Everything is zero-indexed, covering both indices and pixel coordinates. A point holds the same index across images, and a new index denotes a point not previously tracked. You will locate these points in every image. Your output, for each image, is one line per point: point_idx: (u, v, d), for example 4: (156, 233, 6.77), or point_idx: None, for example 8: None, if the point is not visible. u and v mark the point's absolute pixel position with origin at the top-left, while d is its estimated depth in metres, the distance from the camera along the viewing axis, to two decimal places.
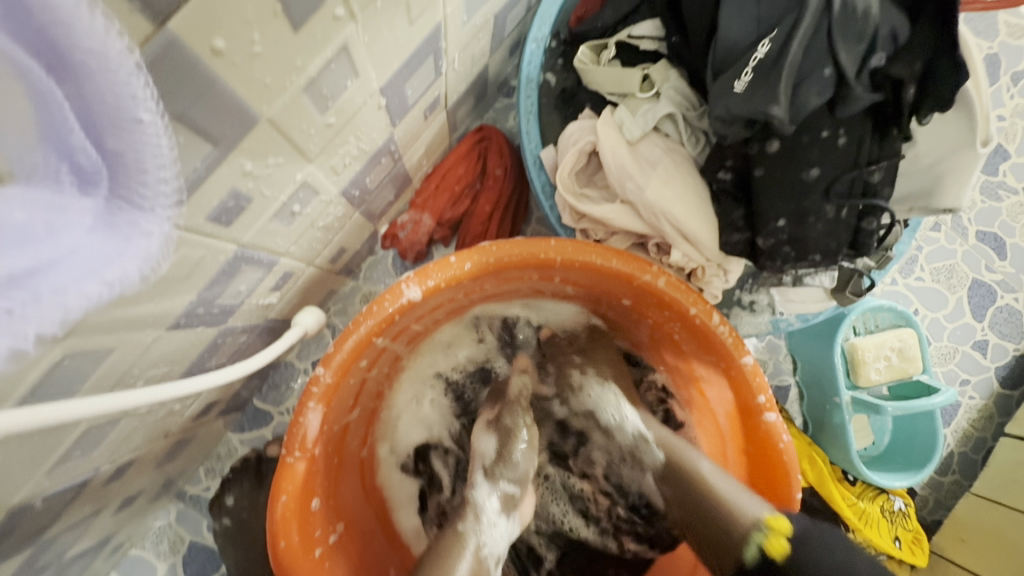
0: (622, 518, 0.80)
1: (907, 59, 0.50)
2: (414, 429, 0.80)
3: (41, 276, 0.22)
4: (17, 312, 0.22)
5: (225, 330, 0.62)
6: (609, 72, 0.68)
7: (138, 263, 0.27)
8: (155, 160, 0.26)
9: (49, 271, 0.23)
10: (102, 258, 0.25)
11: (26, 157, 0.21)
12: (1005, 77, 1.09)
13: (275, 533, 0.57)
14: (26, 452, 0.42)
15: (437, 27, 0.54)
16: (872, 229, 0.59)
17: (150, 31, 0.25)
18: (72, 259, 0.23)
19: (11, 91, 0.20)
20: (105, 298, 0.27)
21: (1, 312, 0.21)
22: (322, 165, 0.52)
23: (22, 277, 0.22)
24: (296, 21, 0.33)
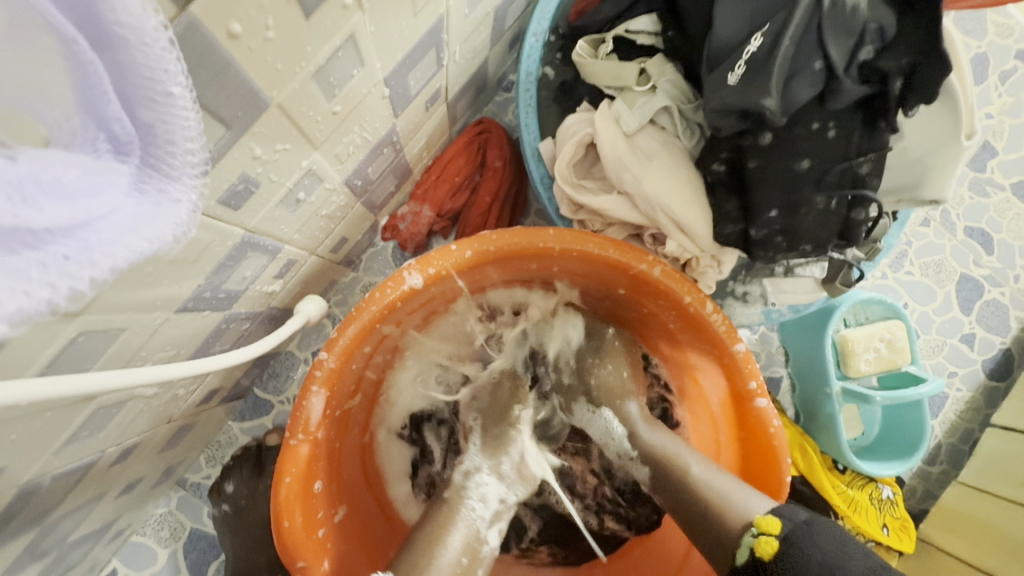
0: (608, 496, 0.81)
1: (894, 53, 0.51)
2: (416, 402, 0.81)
3: (78, 231, 0.24)
4: (69, 259, 0.24)
5: (230, 316, 0.63)
6: (606, 66, 0.69)
7: (167, 226, 0.29)
8: (182, 132, 0.27)
9: (89, 227, 0.24)
10: (133, 220, 0.27)
11: (68, 125, 0.22)
12: (993, 76, 1.12)
13: (279, 513, 0.58)
14: (39, 427, 0.44)
15: (440, 18, 0.55)
16: (861, 219, 0.62)
17: (176, 11, 0.26)
18: (110, 217, 0.25)
19: (53, 58, 0.21)
20: (144, 252, 0.29)
21: (53, 258, 0.23)
22: (327, 153, 0.54)
23: (63, 233, 0.23)
24: (307, 9, 0.35)
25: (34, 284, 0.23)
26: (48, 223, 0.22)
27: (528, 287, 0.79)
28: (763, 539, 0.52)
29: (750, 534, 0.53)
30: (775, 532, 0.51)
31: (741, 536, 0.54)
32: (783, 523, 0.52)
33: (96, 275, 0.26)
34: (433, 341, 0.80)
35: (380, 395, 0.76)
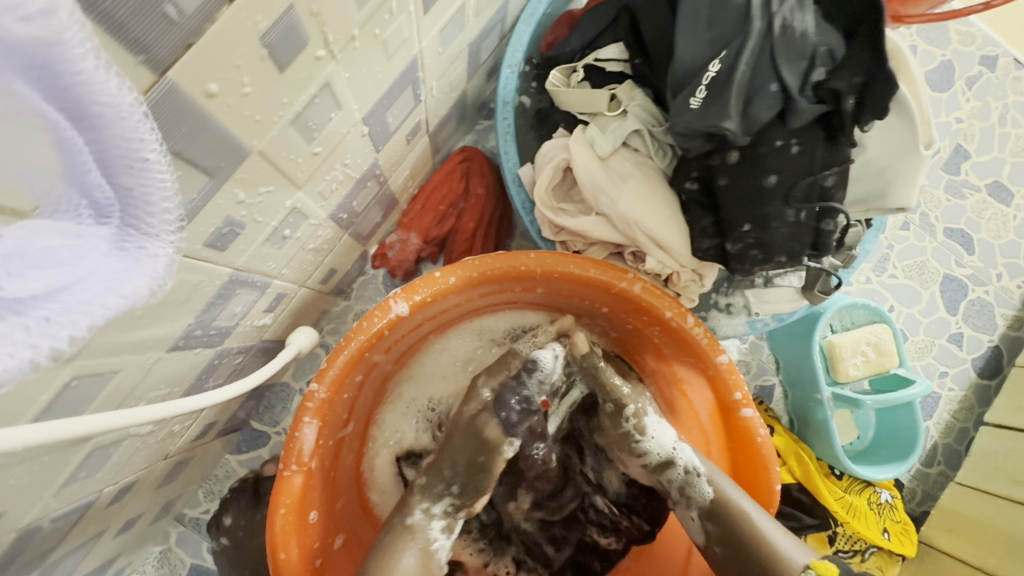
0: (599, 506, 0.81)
1: (847, 72, 0.53)
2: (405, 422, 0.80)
3: (56, 296, 0.25)
4: (49, 320, 0.25)
5: (222, 351, 0.64)
6: (578, 94, 0.72)
7: (145, 281, 0.28)
8: (160, 195, 0.28)
9: (70, 288, 0.25)
10: (114, 278, 0.27)
11: (54, 193, 0.24)
12: (960, 82, 1.15)
13: (275, 545, 0.59)
14: (35, 471, 0.45)
15: (414, 59, 0.57)
16: (830, 230, 0.63)
17: (153, 79, 0.28)
18: (90, 279, 0.26)
19: (39, 136, 0.22)
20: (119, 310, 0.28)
21: (29, 322, 0.24)
22: (310, 191, 0.56)
23: (46, 297, 0.24)
24: (281, 63, 0.37)
25: (18, 345, 0.24)
26: (30, 290, 0.23)
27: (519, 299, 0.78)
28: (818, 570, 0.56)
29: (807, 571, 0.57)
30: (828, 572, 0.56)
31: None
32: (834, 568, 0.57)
33: (80, 331, 0.26)
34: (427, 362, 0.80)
35: (371, 422, 0.77)
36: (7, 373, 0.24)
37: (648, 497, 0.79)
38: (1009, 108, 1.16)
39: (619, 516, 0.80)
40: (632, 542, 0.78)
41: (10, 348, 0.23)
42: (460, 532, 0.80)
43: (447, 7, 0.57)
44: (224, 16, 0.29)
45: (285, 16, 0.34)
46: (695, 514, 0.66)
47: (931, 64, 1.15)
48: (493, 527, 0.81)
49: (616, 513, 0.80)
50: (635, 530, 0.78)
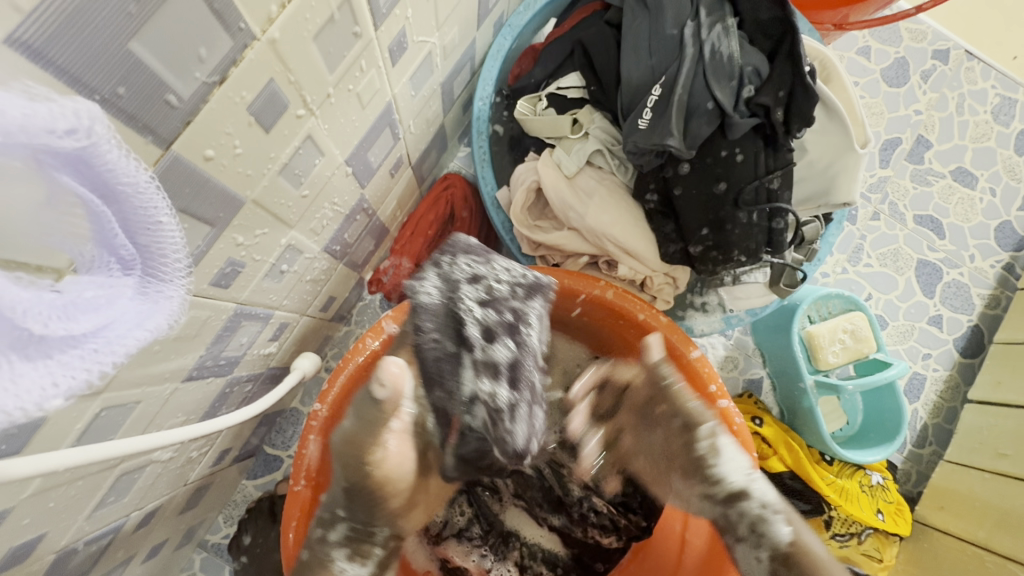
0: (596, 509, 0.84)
1: (772, 87, 0.62)
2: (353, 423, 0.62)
3: (98, 333, 0.29)
4: (96, 352, 0.29)
5: (232, 380, 0.70)
6: (543, 120, 0.78)
7: (165, 318, 0.34)
8: (172, 248, 0.34)
9: (109, 327, 0.30)
10: (140, 316, 0.32)
11: (86, 254, 0.30)
12: (915, 76, 1.21)
13: (288, 557, 0.64)
14: (71, 496, 0.50)
15: (388, 104, 0.64)
16: (781, 228, 0.69)
17: (160, 152, 0.34)
18: (120, 319, 0.31)
19: (76, 211, 0.28)
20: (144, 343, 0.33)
21: (82, 354, 0.29)
22: (303, 229, 0.62)
23: (92, 333, 0.29)
24: (267, 125, 0.43)
25: (75, 370, 0.28)
26: (80, 328, 0.28)
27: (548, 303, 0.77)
28: None
29: None
30: None
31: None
32: None
33: (116, 360, 0.31)
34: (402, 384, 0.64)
35: None
36: (69, 392, 0.29)
37: (643, 495, 0.83)
38: (966, 97, 1.21)
39: (617, 515, 0.83)
40: (632, 538, 0.82)
41: (70, 372, 0.28)
42: (458, 539, 0.83)
43: (414, 57, 0.64)
44: (215, 97, 0.36)
45: (267, 88, 0.40)
46: (766, 556, 0.59)
47: (886, 62, 1.21)
48: (493, 532, 0.85)
49: (614, 513, 0.84)
50: (632, 527, 0.82)
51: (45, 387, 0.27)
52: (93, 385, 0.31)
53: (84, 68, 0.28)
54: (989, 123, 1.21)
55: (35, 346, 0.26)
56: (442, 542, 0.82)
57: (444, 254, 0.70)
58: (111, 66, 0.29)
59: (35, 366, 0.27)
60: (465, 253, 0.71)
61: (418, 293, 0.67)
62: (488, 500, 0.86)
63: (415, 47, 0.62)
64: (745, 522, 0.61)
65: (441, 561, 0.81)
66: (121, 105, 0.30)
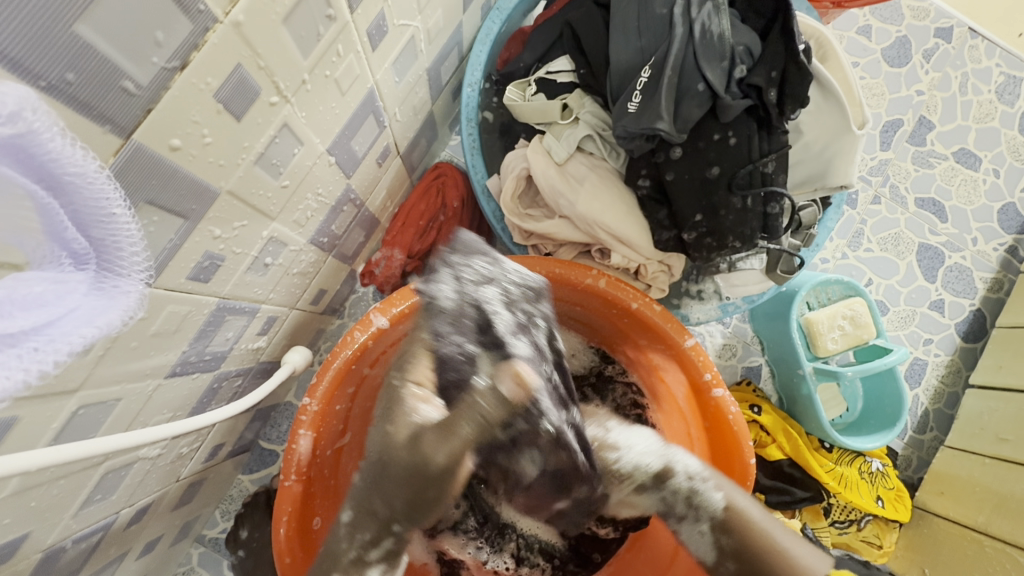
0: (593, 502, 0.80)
1: (765, 67, 0.60)
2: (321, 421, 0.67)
3: (40, 332, 0.28)
4: (38, 350, 0.28)
5: (220, 375, 0.69)
6: (532, 106, 0.76)
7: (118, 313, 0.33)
8: (126, 240, 0.33)
9: (53, 324, 0.29)
10: (92, 313, 0.32)
11: (38, 249, 0.29)
12: (917, 56, 1.18)
13: (281, 551, 0.64)
14: (53, 495, 0.50)
15: (370, 91, 0.62)
16: (776, 213, 0.67)
17: (120, 142, 0.33)
18: (70, 315, 0.30)
19: (23, 205, 0.27)
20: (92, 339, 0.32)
21: (23, 352, 0.28)
22: (285, 221, 0.61)
23: (34, 332, 0.28)
24: (237, 113, 0.42)
25: (12, 369, 0.27)
26: (20, 325, 0.27)
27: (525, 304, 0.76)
28: None
29: None
30: None
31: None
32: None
33: (61, 357, 0.30)
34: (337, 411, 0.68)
35: None
36: (1, 393, 0.27)
37: None
38: (969, 77, 1.18)
39: (615, 508, 0.80)
40: (628, 528, 0.79)
41: (6, 372, 0.27)
42: (453, 532, 0.83)
43: (396, 42, 0.62)
44: (176, 83, 0.34)
45: (234, 73, 0.39)
46: (707, 527, 0.61)
47: (887, 41, 1.18)
48: (488, 525, 0.83)
49: (611, 505, 0.80)
50: (631, 521, 0.78)
51: None
52: (31, 384, 0.29)
53: (26, 51, 0.26)
54: (993, 103, 1.19)
55: None
56: (436, 535, 0.81)
57: (454, 254, 0.64)
58: (56, 49, 0.28)
59: None
60: (470, 253, 0.65)
61: (479, 294, 0.62)
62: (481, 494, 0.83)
63: (396, 31, 0.60)
64: (682, 498, 0.63)
65: (437, 553, 0.82)
66: (71, 91, 0.29)
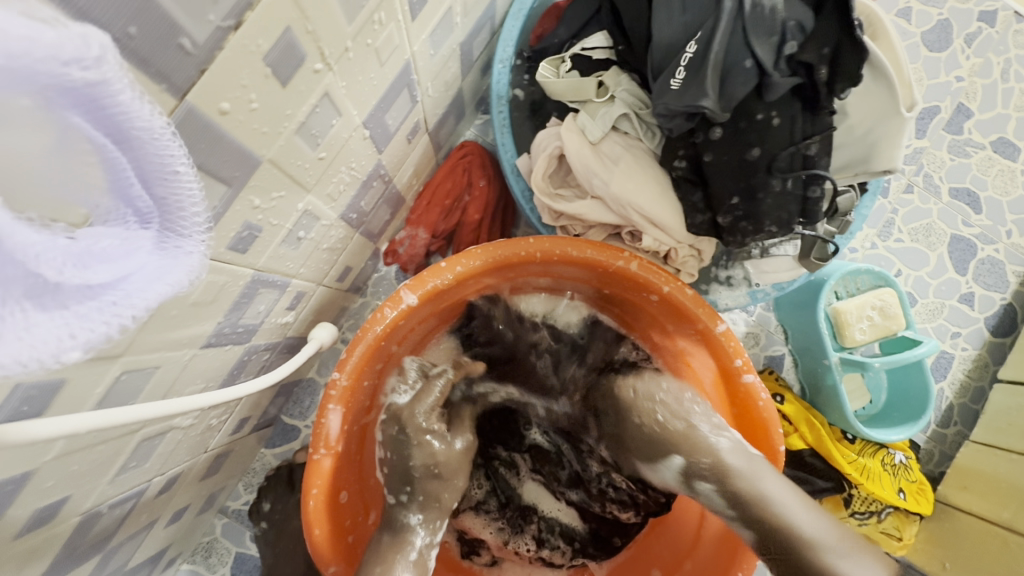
0: (613, 485, 0.83)
1: (816, 44, 0.57)
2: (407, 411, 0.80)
3: (115, 286, 0.29)
4: (116, 304, 0.29)
5: (251, 348, 0.70)
6: (566, 83, 0.75)
7: (182, 273, 0.33)
8: (190, 202, 0.32)
9: (124, 280, 0.29)
10: (159, 271, 0.31)
11: (102, 205, 0.28)
12: (958, 40, 1.14)
13: (310, 521, 0.64)
14: (93, 460, 0.50)
15: (406, 64, 0.61)
16: (817, 197, 0.65)
17: (175, 103, 0.32)
18: (138, 273, 0.30)
19: (88, 159, 0.26)
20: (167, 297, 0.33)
21: (102, 305, 0.28)
22: (320, 194, 0.60)
23: (110, 285, 0.28)
24: (283, 79, 0.41)
25: (96, 322, 0.28)
26: (88, 280, 0.27)
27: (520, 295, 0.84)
28: None
29: None
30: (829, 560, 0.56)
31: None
32: None
33: (138, 313, 0.31)
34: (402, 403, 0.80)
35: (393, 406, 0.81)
36: (88, 344, 0.29)
37: None
38: (1012, 63, 1.14)
39: (636, 492, 0.81)
40: (650, 514, 0.80)
41: (88, 325, 0.28)
42: (474, 512, 0.84)
43: (434, 12, 0.61)
44: (230, 43, 0.34)
45: (283, 37, 0.38)
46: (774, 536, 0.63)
47: (928, 25, 1.14)
48: (510, 507, 0.85)
49: (633, 489, 0.81)
50: (650, 503, 0.79)
51: (62, 338, 0.27)
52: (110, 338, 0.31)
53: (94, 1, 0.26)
54: None
55: (53, 296, 0.26)
56: (460, 514, 0.82)
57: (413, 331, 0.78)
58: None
59: (51, 317, 0.26)
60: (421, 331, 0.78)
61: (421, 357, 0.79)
62: (505, 474, 0.87)
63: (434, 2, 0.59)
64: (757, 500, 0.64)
65: (458, 533, 0.82)
66: (132, 45, 0.28)
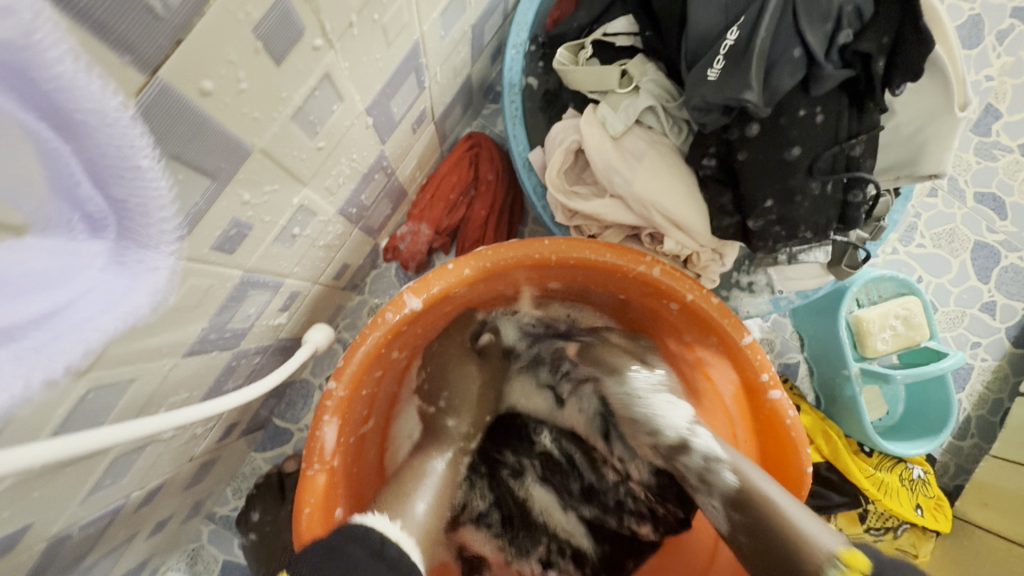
0: (630, 496, 0.80)
1: (874, 33, 0.52)
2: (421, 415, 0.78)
3: (46, 321, 0.25)
4: (37, 350, 0.26)
5: (239, 353, 0.64)
6: (586, 71, 0.69)
7: (140, 294, 0.30)
8: (154, 203, 0.28)
9: (66, 310, 0.26)
10: (109, 290, 0.28)
11: (44, 209, 0.23)
12: (990, 37, 1.08)
13: (303, 543, 0.58)
14: (59, 484, 0.45)
15: (415, 44, 0.55)
16: (858, 202, 0.61)
17: (142, 80, 0.27)
18: (81, 299, 0.26)
19: (21, 147, 0.21)
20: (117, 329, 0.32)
21: (25, 351, 0.25)
22: (317, 187, 0.54)
23: (37, 324, 0.25)
24: (277, 56, 0.35)
25: (14, 373, 0.25)
26: (22, 318, 0.24)
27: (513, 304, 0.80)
28: (849, 570, 0.50)
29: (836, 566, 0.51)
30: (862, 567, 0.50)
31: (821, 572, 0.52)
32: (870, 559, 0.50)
33: (76, 354, 0.29)
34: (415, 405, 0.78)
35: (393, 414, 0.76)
36: (7, 403, 0.25)
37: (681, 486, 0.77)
38: None
39: (655, 504, 0.77)
40: (668, 532, 0.75)
41: (4, 383, 0.25)
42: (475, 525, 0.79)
43: None
44: (213, 8, 0.28)
45: (278, 5, 0.32)
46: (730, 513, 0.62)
47: (959, 20, 1.09)
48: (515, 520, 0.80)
49: (652, 500, 0.78)
50: (670, 520, 0.75)
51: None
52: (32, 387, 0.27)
53: None
54: None
55: None
56: (461, 527, 0.77)
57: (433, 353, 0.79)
58: None
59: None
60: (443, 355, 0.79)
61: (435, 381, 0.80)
62: (509, 482, 0.83)
63: None
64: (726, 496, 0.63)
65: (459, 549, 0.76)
66: None
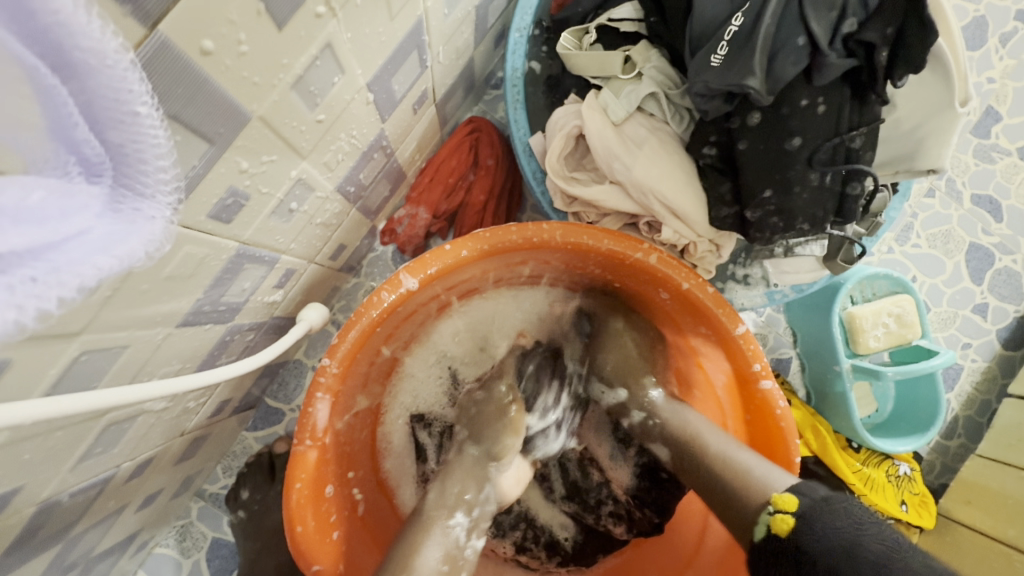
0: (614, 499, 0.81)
1: (881, 21, 0.52)
2: (425, 388, 0.81)
3: (41, 254, 0.23)
4: (37, 281, 0.23)
5: (233, 328, 0.64)
6: (590, 56, 0.69)
7: (140, 245, 0.27)
8: (153, 151, 0.27)
9: (59, 248, 0.23)
10: (107, 239, 0.26)
11: (38, 149, 0.23)
12: (992, 39, 1.08)
13: (291, 518, 0.58)
14: (49, 447, 0.45)
15: (418, 21, 0.55)
16: (856, 194, 0.61)
17: (144, 33, 0.26)
18: (81, 238, 0.24)
19: (22, 89, 0.21)
20: (113, 273, 0.27)
21: (16, 282, 0.22)
22: (315, 162, 0.54)
23: (31, 255, 0.22)
24: (279, 20, 0.35)
25: (3, 306, 0.22)
26: (11, 246, 0.21)
27: (499, 292, 0.80)
28: (778, 517, 0.51)
29: (767, 512, 0.52)
30: (792, 511, 0.50)
31: (759, 514, 0.53)
32: (801, 501, 0.51)
33: (67, 294, 0.24)
34: (409, 385, 0.79)
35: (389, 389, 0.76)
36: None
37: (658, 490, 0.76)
38: None
39: (633, 508, 0.78)
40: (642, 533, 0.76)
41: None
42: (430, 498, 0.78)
43: None
44: None
45: None
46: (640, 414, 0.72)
47: (962, 21, 1.08)
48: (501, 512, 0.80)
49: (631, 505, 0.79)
50: (645, 522, 0.76)
51: None
52: (23, 329, 0.24)
53: None
54: None
55: None
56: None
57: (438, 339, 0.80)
58: None
59: None
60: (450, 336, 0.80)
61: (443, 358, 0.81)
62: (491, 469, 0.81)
63: None
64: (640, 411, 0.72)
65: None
66: None
